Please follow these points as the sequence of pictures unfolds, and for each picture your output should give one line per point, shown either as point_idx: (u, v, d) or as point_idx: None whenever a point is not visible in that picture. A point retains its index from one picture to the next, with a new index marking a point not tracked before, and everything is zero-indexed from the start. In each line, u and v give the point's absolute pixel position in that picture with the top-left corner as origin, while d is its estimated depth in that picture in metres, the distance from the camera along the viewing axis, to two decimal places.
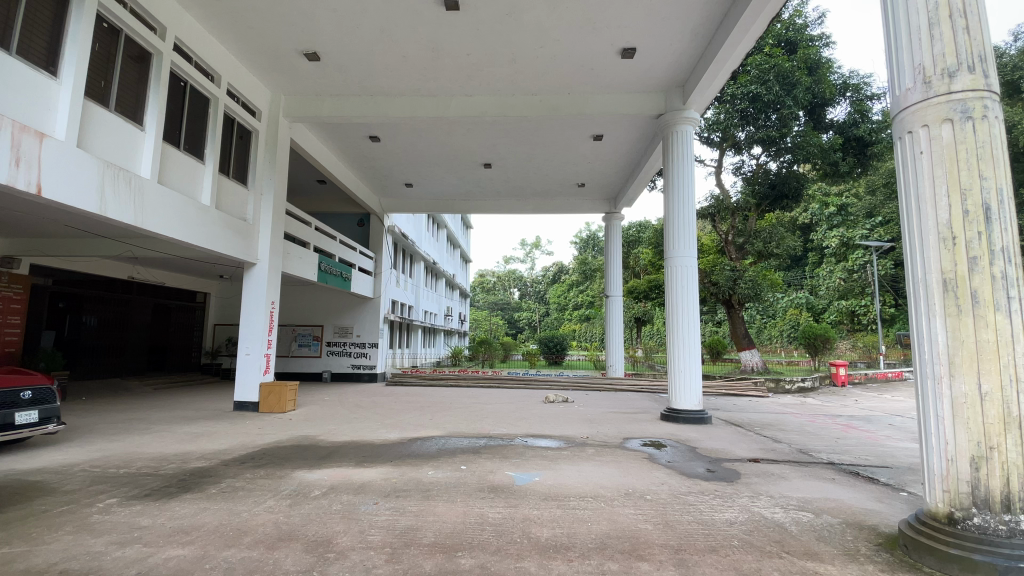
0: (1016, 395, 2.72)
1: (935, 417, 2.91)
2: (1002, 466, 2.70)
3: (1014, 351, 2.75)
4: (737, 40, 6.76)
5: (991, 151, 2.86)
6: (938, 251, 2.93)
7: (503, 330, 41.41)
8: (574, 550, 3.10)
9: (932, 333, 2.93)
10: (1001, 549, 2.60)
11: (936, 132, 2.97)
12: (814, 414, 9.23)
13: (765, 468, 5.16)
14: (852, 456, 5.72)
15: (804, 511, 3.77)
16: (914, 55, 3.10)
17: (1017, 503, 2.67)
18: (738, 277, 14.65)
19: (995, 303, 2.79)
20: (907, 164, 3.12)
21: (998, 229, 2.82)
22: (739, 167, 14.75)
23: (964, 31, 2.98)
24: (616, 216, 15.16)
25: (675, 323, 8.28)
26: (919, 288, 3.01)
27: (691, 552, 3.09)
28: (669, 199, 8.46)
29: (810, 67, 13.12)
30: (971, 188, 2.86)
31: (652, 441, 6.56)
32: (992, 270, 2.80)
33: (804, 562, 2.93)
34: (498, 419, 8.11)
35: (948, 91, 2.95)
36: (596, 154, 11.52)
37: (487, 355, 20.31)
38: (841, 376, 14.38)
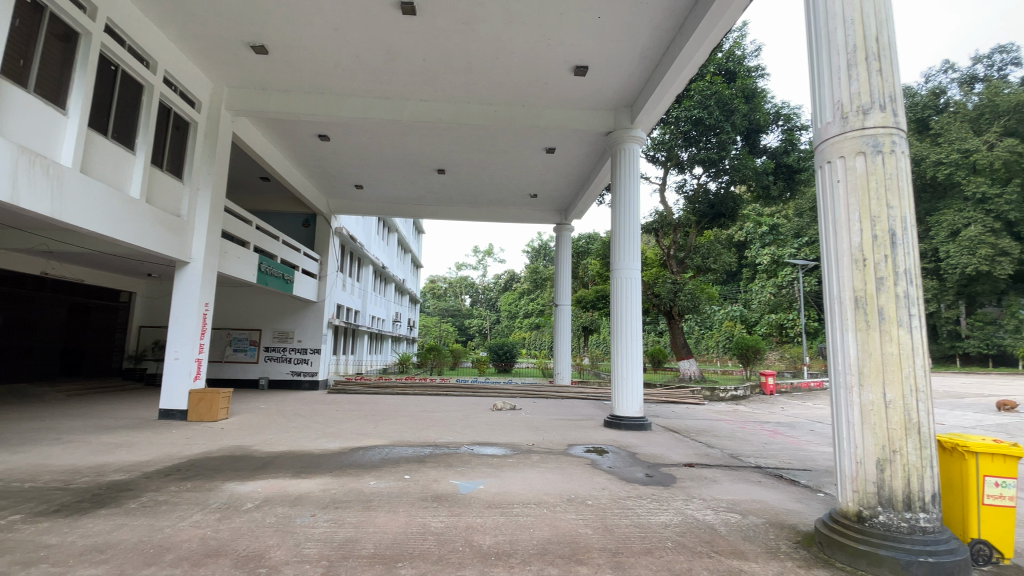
0: (915, 403, 3.02)
1: (847, 423, 3.18)
2: (904, 467, 2.98)
3: (914, 364, 3.05)
4: (681, 67, 7.16)
5: (897, 183, 3.17)
6: (851, 271, 3.21)
7: (453, 336, 41.09)
8: (515, 556, 3.13)
9: (845, 345, 3.21)
10: (903, 544, 2.87)
11: (851, 163, 3.27)
12: (745, 421, 9.77)
13: (698, 473, 5.42)
14: (777, 460, 6.11)
15: (732, 513, 3.99)
16: (836, 92, 3.40)
17: (916, 502, 2.95)
18: (679, 289, 15.37)
19: (899, 319, 3.09)
20: (827, 190, 3.41)
21: (902, 252, 3.13)
22: (682, 186, 15.47)
23: (878, 73, 3.30)
24: (566, 227, 15.48)
25: (619, 333, 8.54)
26: (835, 304, 3.29)
27: (628, 554, 3.20)
28: (616, 213, 8.75)
29: (748, 95, 14.02)
30: (880, 216, 3.17)
31: (594, 448, 6.73)
32: (896, 290, 3.10)
33: (730, 561, 3.10)
34: (444, 428, 8.04)
35: (862, 127, 3.27)
36: (549, 166, 11.74)
37: (436, 362, 20.06)
38: (769, 384, 15.27)
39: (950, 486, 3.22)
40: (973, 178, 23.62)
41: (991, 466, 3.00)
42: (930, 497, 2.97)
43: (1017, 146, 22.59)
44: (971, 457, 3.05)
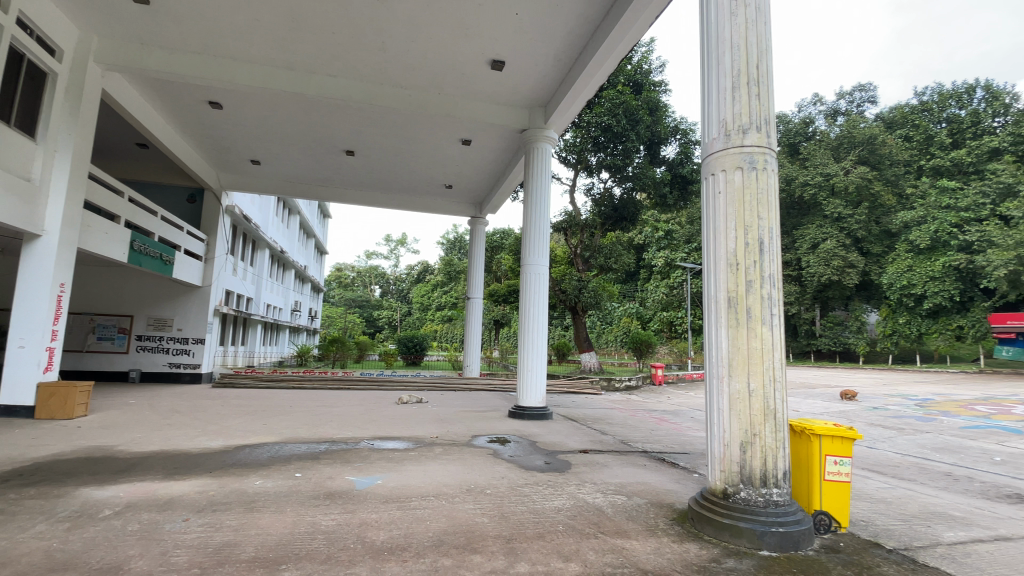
0: (773, 392, 3.43)
1: (717, 409, 3.55)
2: (762, 449, 3.38)
3: (773, 357, 3.47)
4: (592, 72, 7.47)
5: (766, 198, 3.58)
6: (726, 274, 3.57)
7: (359, 328, 39.55)
8: (409, 550, 3.09)
9: (719, 341, 3.57)
10: (758, 517, 3.26)
11: (730, 177, 3.63)
12: (637, 409, 10.53)
13: (592, 458, 5.74)
14: (661, 444, 6.65)
15: (619, 495, 4.29)
16: (722, 109, 3.74)
17: (770, 479, 3.36)
18: (583, 286, 16.11)
19: (762, 318, 3.49)
20: (710, 199, 3.75)
21: (767, 259, 3.53)
22: (590, 189, 16.18)
23: (756, 97, 3.69)
24: (480, 221, 15.50)
25: (526, 327, 8.74)
26: (712, 303, 3.64)
27: (521, 540, 3.30)
28: (528, 210, 8.93)
29: (652, 107, 14.92)
30: (751, 225, 3.55)
31: (497, 438, 6.86)
32: (762, 292, 3.50)
33: (614, 540, 3.32)
34: (343, 422, 7.72)
35: (741, 144, 3.64)
36: (464, 158, 11.68)
37: (339, 355, 19.14)
38: (659, 376, 16.59)
39: (799, 465, 3.71)
40: (831, 199, 27.41)
41: (830, 446, 3.51)
42: (781, 475, 3.39)
43: (865, 174, 26.57)
44: (815, 439, 3.54)
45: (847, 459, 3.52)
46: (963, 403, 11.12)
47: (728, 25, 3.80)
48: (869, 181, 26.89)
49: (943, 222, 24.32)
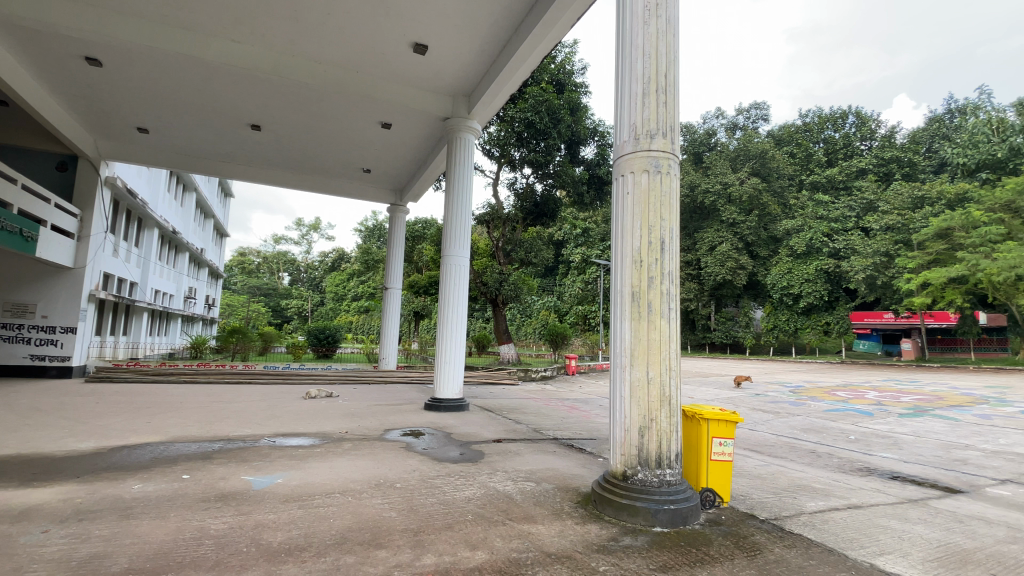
0: (668, 380, 3.70)
1: (619, 397, 3.77)
2: (657, 432, 3.64)
3: (669, 348, 3.74)
4: (516, 66, 7.53)
5: (668, 200, 3.83)
6: (630, 270, 3.78)
7: (265, 317, 36.98)
8: (309, 550, 2.96)
9: (622, 333, 3.79)
10: (653, 496, 3.51)
11: (638, 178, 3.84)
12: (550, 399, 10.89)
13: (504, 447, 5.85)
14: (571, 431, 6.94)
15: (529, 481, 4.42)
16: (633, 114, 3.94)
17: (664, 461, 3.63)
18: (504, 279, 16.29)
19: (661, 312, 3.74)
20: (619, 199, 3.95)
21: (667, 258, 3.80)
22: (512, 183, 16.35)
23: (664, 104, 3.93)
24: (401, 209, 15.08)
25: (445, 318, 8.66)
26: (617, 297, 3.85)
27: (429, 532, 3.28)
28: (449, 200, 8.84)
29: (573, 108, 15.36)
30: (655, 225, 3.79)
31: (411, 431, 6.75)
32: (661, 287, 3.75)
33: (521, 525, 3.42)
34: (242, 419, 7.18)
35: (648, 148, 3.86)
36: (384, 143, 11.26)
37: (240, 347, 17.72)
38: (572, 366, 17.29)
39: (690, 447, 4.04)
40: (728, 206, 30.04)
41: (716, 428, 3.86)
42: (673, 457, 3.68)
43: (756, 185, 29.43)
44: (704, 423, 3.88)
45: (730, 441, 3.90)
46: (827, 389, 12.78)
47: (641, 32, 4.00)
48: (759, 192, 29.76)
49: (818, 231, 27.67)
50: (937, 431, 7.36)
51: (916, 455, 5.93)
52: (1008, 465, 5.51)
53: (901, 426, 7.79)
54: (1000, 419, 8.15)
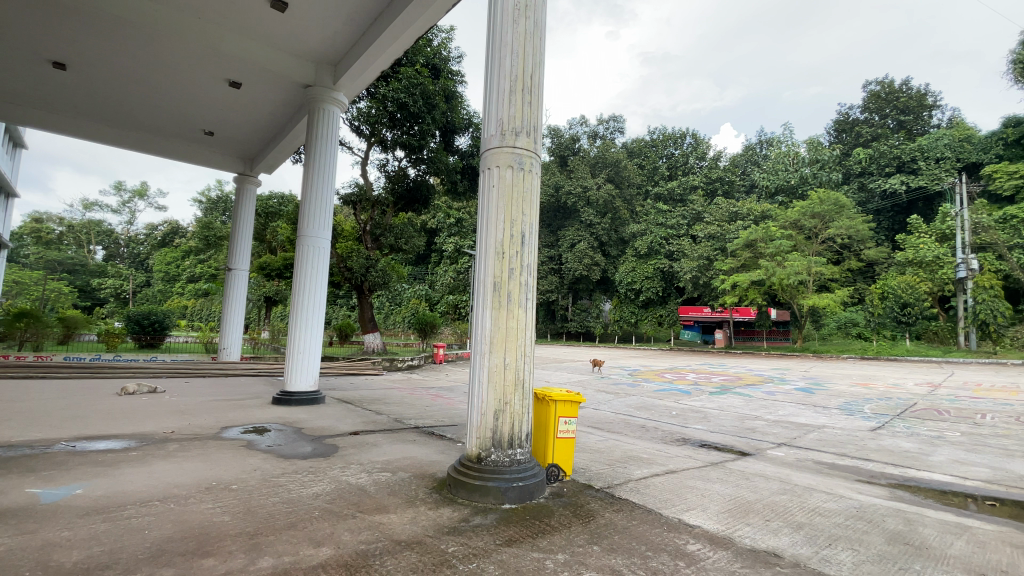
0: (522, 366, 3.90)
1: (477, 383, 3.87)
2: (510, 415, 3.83)
3: (525, 336, 3.94)
4: (388, 42, 7.22)
5: (529, 196, 4.02)
6: (493, 261, 3.89)
7: (69, 299, 30.48)
8: (114, 568, 2.54)
9: (482, 321, 3.88)
10: (504, 475, 3.70)
11: (503, 173, 3.96)
12: (415, 388, 10.79)
13: (361, 439, 5.65)
14: (432, 420, 6.97)
15: (384, 472, 4.33)
16: (500, 109, 4.05)
17: (515, 442, 3.85)
18: (371, 265, 15.65)
19: (519, 302, 3.92)
20: (484, 192, 4.03)
21: (526, 251, 3.99)
22: (384, 165, 15.66)
23: (528, 104, 4.10)
24: (250, 180, 13.47)
25: (300, 304, 8.01)
26: (479, 287, 3.93)
27: (268, 533, 3.04)
28: (309, 175, 8.18)
29: (448, 96, 15.22)
30: (516, 219, 3.94)
31: (254, 427, 6.14)
32: (520, 279, 3.93)
33: (372, 517, 3.35)
34: (27, 421, 5.85)
35: (513, 145, 4.00)
36: (233, 103, 9.94)
37: (30, 335, 14.34)
38: (440, 355, 17.30)
39: (540, 428, 4.32)
40: (587, 208, 32.63)
41: (562, 408, 4.19)
42: (524, 437, 3.92)
43: (611, 191, 32.45)
44: (552, 404, 4.18)
45: (574, 418, 4.27)
46: (660, 372, 14.71)
47: (511, 30, 4.12)
48: (613, 198, 32.86)
49: (658, 235, 31.51)
50: (737, 405, 8.94)
51: (721, 426, 7.13)
52: (783, 431, 6.93)
53: (712, 402, 9.29)
54: (780, 395, 10.17)
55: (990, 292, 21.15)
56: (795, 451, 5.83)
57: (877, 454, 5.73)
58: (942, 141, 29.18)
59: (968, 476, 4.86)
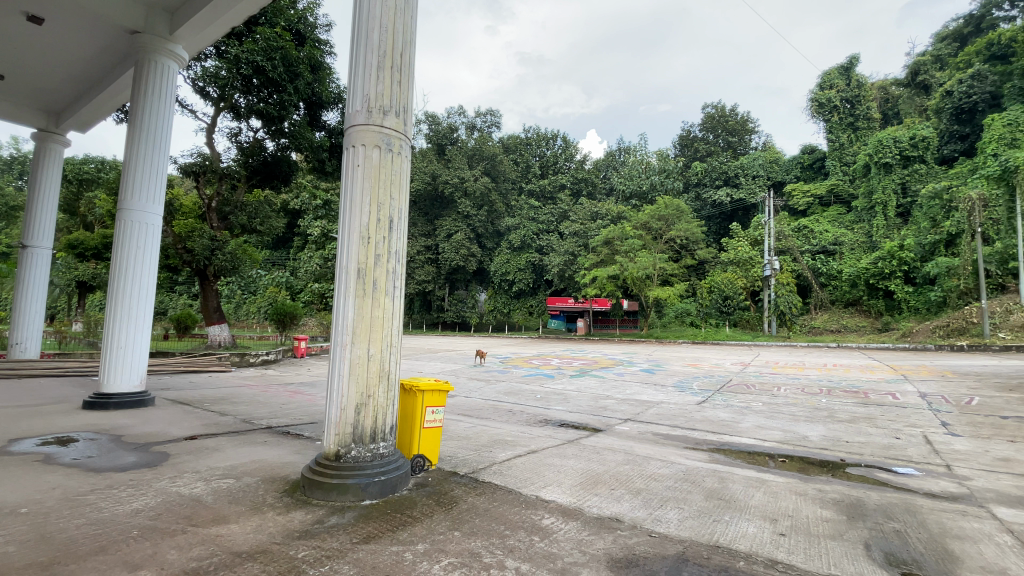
0: (388, 356, 3.76)
1: (337, 376, 3.63)
2: (373, 409, 3.67)
3: (391, 325, 3.79)
4: None
5: (397, 180, 3.87)
6: (357, 246, 3.66)
7: None
8: None
9: (344, 310, 3.63)
10: (364, 471, 3.54)
11: (369, 153, 3.75)
12: (269, 384, 9.83)
13: (200, 444, 4.98)
14: (288, 418, 6.41)
15: (226, 479, 3.86)
16: (367, 85, 3.81)
17: (378, 435, 3.70)
18: (217, 247, 13.83)
19: (386, 289, 3.76)
20: (348, 171, 3.77)
21: (394, 236, 3.84)
22: (235, 134, 13.83)
23: (398, 83, 3.93)
24: (55, 139, 10.86)
25: (121, 291, 6.74)
26: (342, 273, 3.67)
27: (68, 562, 2.52)
28: (136, 139, 6.93)
29: (314, 66, 13.89)
30: (383, 203, 3.76)
31: (55, 438, 5.03)
32: (386, 266, 3.77)
33: (208, 529, 2.97)
34: None
35: (380, 124, 3.80)
36: (27, 43, 7.95)
37: None
38: (301, 349, 15.99)
39: (404, 419, 4.21)
40: (464, 199, 32.73)
41: (429, 398, 4.14)
42: (388, 429, 3.78)
43: (487, 184, 32.93)
44: (419, 394, 4.09)
45: (441, 408, 4.25)
46: (528, 358, 15.44)
47: (379, 3, 3.90)
48: (489, 191, 33.40)
49: (530, 230, 33.01)
50: (593, 387, 9.76)
51: (578, 406, 7.72)
52: (630, 408, 7.74)
53: (572, 384, 9.98)
54: (629, 376, 11.34)
55: (786, 288, 26.15)
56: (639, 426, 6.56)
57: (702, 423, 6.71)
58: (757, 162, 35.05)
59: (764, 438, 5.94)
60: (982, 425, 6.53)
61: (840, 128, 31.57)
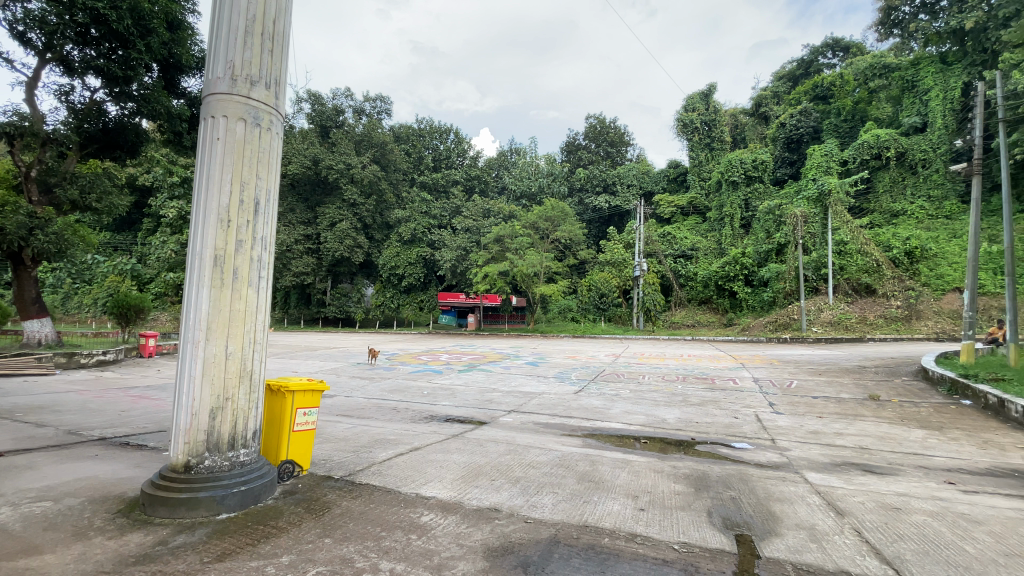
0: (250, 353, 3.42)
1: (188, 377, 3.21)
2: (232, 412, 3.32)
3: (255, 320, 3.45)
4: None
5: (267, 159, 3.53)
6: (214, 230, 3.28)
7: None
8: None
9: (198, 302, 3.23)
10: (221, 481, 3.19)
11: (232, 126, 3.36)
12: (105, 388, 8.40)
13: (5, 462, 4.08)
14: (129, 427, 5.53)
15: (39, 502, 3.21)
16: (232, 51, 3.43)
17: (239, 441, 3.36)
18: (37, 225, 11.42)
19: (249, 280, 3.42)
20: (205, 144, 3.35)
21: (260, 221, 3.50)
22: (65, 93, 11.51)
23: (269, 53, 3.59)
24: None
25: None
26: (195, 260, 3.26)
27: None
28: None
29: (172, 24, 11.85)
30: (248, 183, 3.41)
31: None
32: (251, 254, 3.43)
33: (11, 564, 2.45)
34: None
35: (247, 96, 3.43)
36: None
37: None
38: (150, 347, 13.94)
39: (271, 423, 3.86)
40: (350, 186, 31.03)
41: (301, 399, 3.85)
42: (250, 435, 3.45)
43: (376, 172, 31.57)
44: (289, 395, 3.78)
45: (314, 409, 3.98)
46: (414, 354, 15.15)
47: None
48: (378, 179, 32.07)
49: (421, 223, 32.44)
50: (479, 381, 9.90)
51: (464, 400, 7.77)
52: (514, 399, 7.99)
53: (458, 379, 10.00)
54: (514, 369, 11.70)
55: (653, 287, 28.98)
56: (522, 416, 6.80)
57: (578, 411, 7.17)
58: (632, 172, 38.33)
59: (631, 422, 6.51)
60: (798, 404, 7.86)
61: (701, 147, 35.65)
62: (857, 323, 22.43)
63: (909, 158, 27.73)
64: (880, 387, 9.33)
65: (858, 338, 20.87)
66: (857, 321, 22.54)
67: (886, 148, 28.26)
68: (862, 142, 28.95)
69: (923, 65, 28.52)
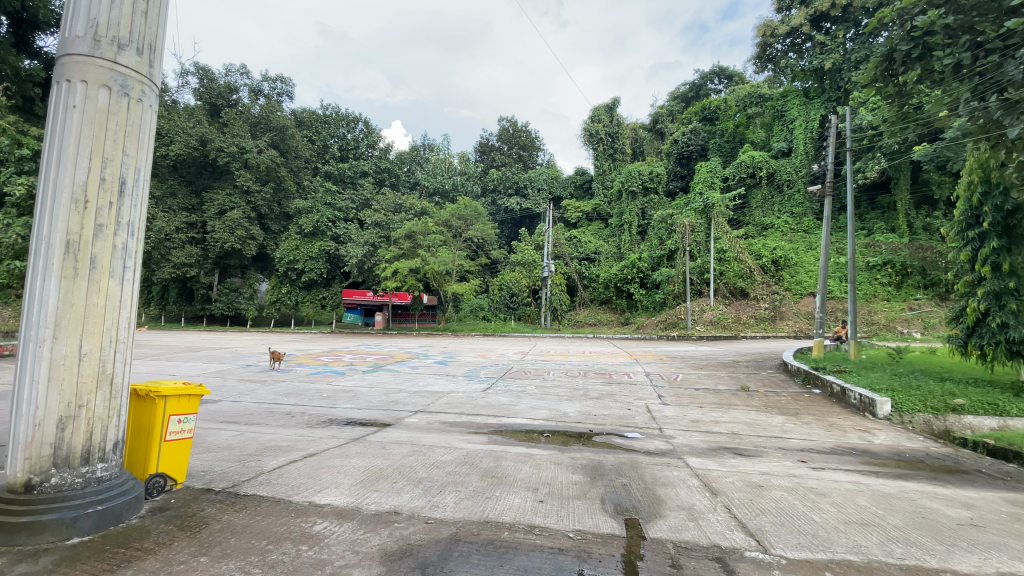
0: (111, 354, 3.01)
1: (30, 382, 2.76)
2: (87, 422, 2.89)
3: (117, 315, 3.03)
4: None
5: (137, 133, 3.13)
6: (69, 211, 2.85)
7: None
8: None
9: (43, 295, 2.78)
10: (72, 501, 2.77)
11: (92, 93, 2.93)
12: None
13: None
14: None
15: None
16: (94, 7, 3.00)
17: (95, 454, 2.94)
18: None
19: (111, 271, 3.00)
20: (56, 111, 2.90)
21: (128, 204, 3.09)
22: None
23: (143, 15, 3.19)
24: None
25: None
26: (41, 245, 2.81)
27: None
28: None
29: None
30: (112, 158, 3.00)
31: None
32: (114, 240, 3.01)
33: None
34: None
35: (112, 61, 3.01)
36: None
37: None
38: None
39: (138, 432, 3.43)
40: (243, 171, 28.56)
41: (175, 405, 3.46)
42: (111, 446, 3.04)
43: (274, 158, 29.35)
44: (160, 401, 3.38)
45: (191, 416, 3.60)
46: (314, 355, 14.27)
47: None
48: (276, 166, 29.80)
49: (325, 215, 30.70)
50: (385, 381, 9.59)
51: (368, 402, 7.50)
52: (420, 399, 7.86)
53: (363, 380, 9.62)
54: (422, 368, 11.50)
55: (559, 288, 30.09)
56: (428, 416, 6.72)
57: (484, 409, 7.23)
58: (541, 176, 39.56)
59: (535, 418, 6.71)
60: (684, 396, 8.63)
61: (605, 156, 37.68)
62: (734, 322, 25.14)
63: (778, 178, 31.59)
64: (750, 379, 10.57)
65: (734, 337, 23.36)
66: (734, 320, 25.27)
67: (759, 168, 31.90)
68: (741, 161, 32.45)
69: (790, 98, 32.59)
